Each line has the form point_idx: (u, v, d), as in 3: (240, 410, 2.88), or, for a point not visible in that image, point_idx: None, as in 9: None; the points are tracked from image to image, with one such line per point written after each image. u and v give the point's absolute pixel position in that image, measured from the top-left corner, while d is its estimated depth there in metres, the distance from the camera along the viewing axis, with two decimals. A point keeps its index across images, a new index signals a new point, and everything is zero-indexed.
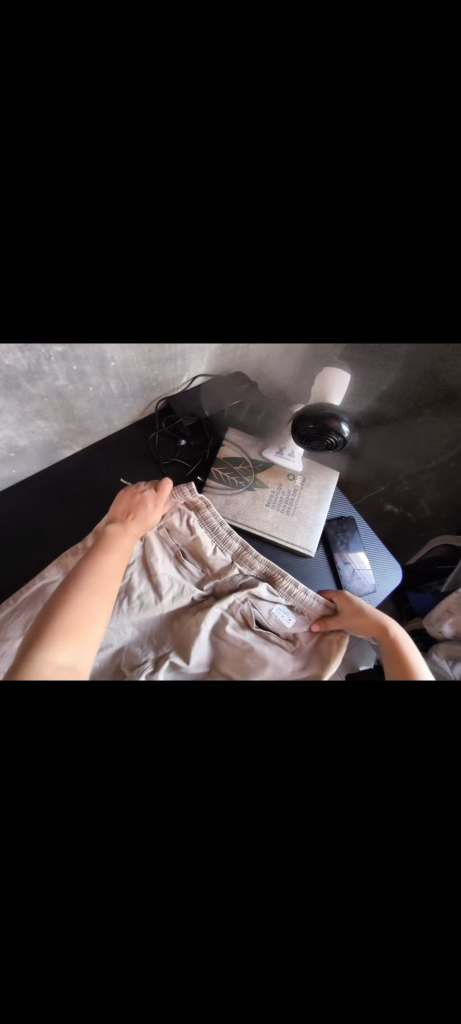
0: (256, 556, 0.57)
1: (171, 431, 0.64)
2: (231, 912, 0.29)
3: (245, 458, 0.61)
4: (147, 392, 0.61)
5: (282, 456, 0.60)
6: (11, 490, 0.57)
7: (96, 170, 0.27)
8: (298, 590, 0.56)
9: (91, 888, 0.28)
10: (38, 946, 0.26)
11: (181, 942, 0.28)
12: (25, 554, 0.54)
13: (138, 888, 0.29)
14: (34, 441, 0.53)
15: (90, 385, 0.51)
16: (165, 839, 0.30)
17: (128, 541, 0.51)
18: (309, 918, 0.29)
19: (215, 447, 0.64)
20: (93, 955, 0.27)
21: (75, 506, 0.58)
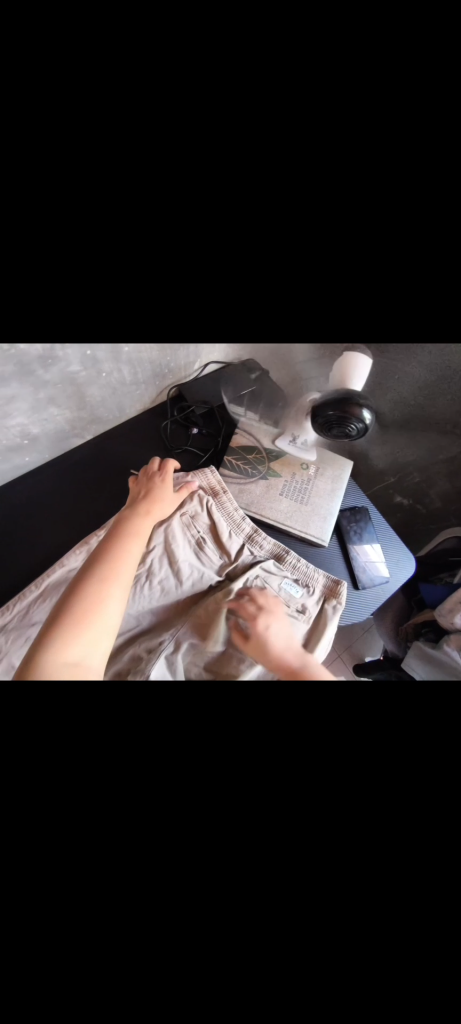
0: (264, 536, 0.57)
1: (183, 420, 0.64)
2: (248, 892, 0.30)
3: (258, 448, 0.60)
4: (158, 379, 0.60)
5: (296, 444, 0.58)
6: (27, 477, 0.56)
7: (113, 158, 0.26)
8: (301, 565, 0.56)
9: (119, 862, 0.30)
10: (73, 904, 0.28)
11: (201, 924, 0.29)
12: (43, 541, 0.54)
13: (164, 864, 0.30)
14: (47, 429, 0.52)
15: (103, 372, 0.50)
16: (188, 817, 0.32)
17: (145, 521, 0.50)
18: (321, 899, 0.30)
19: (227, 436, 0.63)
20: (122, 922, 0.28)
21: (83, 493, 0.58)
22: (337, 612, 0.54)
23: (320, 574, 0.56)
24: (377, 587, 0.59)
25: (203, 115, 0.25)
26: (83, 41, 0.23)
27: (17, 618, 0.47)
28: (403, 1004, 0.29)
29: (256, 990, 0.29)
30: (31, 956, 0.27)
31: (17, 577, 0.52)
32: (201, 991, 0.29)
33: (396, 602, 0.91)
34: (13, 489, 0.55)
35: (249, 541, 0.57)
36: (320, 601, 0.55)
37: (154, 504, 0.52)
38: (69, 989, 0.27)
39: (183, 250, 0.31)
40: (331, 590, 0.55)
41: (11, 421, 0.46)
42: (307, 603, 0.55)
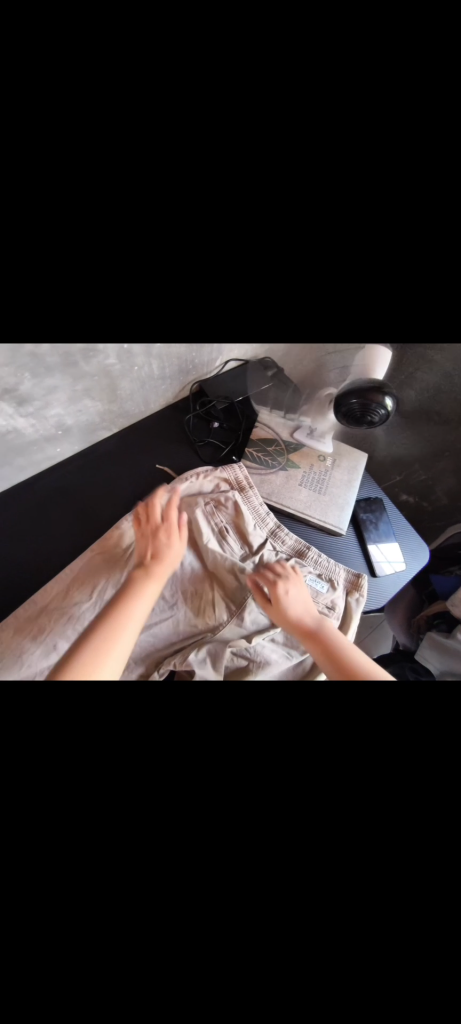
0: (286, 533, 0.57)
1: (204, 416, 0.63)
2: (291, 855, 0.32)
3: (277, 440, 0.62)
4: (183, 376, 0.61)
5: (313, 436, 0.61)
6: (54, 469, 0.58)
7: (170, 175, 0.28)
8: (323, 560, 0.56)
9: (170, 832, 0.32)
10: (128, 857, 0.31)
11: (244, 889, 0.31)
12: (70, 533, 0.56)
13: (210, 834, 0.32)
14: (80, 422, 0.54)
15: (135, 366, 0.52)
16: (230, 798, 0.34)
17: (152, 587, 0.47)
18: (364, 868, 0.32)
19: (247, 430, 0.63)
20: (174, 880, 0.31)
21: (112, 488, 0.59)
22: (361, 602, 0.54)
23: (341, 571, 0.56)
24: (395, 574, 0.61)
25: (253, 132, 0.27)
26: (146, 56, 0.25)
27: (54, 611, 0.48)
28: (438, 974, 0.30)
29: (302, 958, 0.30)
30: (108, 900, 0.30)
31: (46, 569, 0.53)
32: (250, 950, 0.30)
33: (407, 595, 0.93)
34: (41, 481, 0.57)
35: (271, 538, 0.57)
36: (343, 598, 0.55)
37: (161, 565, 0.49)
38: (126, 934, 0.29)
39: (224, 256, 0.33)
40: (353, 582, 0.55)
41: (49, 413, 0.49)
42: (335, 600, 0.54)
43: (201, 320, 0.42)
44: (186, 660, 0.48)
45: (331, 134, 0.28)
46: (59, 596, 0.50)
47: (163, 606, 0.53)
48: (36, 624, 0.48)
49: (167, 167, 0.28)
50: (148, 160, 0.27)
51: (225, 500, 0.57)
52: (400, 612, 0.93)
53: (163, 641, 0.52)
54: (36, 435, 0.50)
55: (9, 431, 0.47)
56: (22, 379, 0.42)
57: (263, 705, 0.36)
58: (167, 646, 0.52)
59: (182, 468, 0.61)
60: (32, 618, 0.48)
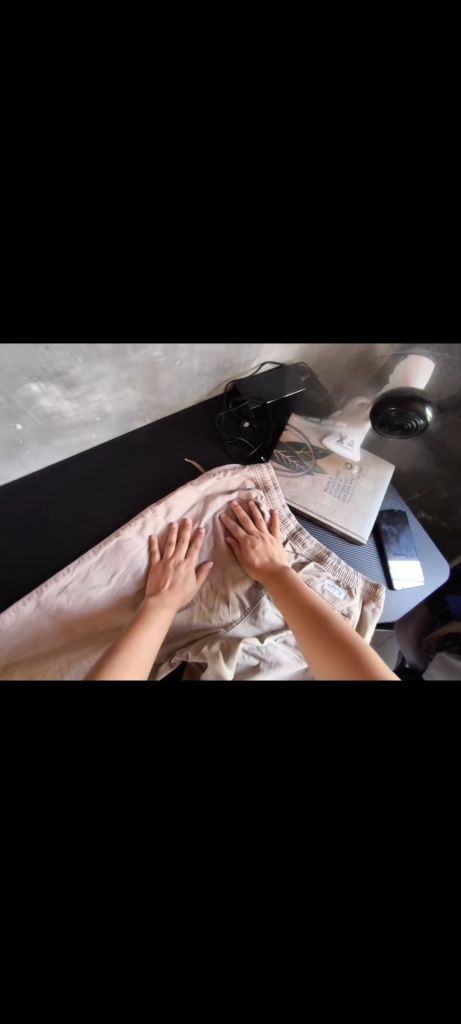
0: (308, 536, 0.58)
1: (236, 415, 0.64)
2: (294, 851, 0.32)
3: (306, 443, 0.62)
4: (220, 374, 0.61)
5: (342, 445, 0.61)
6: (86, 455, 0.59)
7: (244, 176, 0.29)
8: (342, 566, 0.56)
9: (179, 813, 0.33)
10: (139, 831, 0.32)
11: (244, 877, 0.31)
12: (91, 515, 0.56)
13: (219, 821, 0.33)
14: (118, 410, 0.56)
15: (178, 361, 0.53)
16: (239, 785, 0.35)
17: (166, 616, 0.49)
18: (370, 876, 0.32)
19: (277, 432, 0.64)
20: (182, 857, 0.32)
21: (140, 477, 0.60)
22: (376, 612, 0.54)
23: (360, 578, 0.56)
24: (413, 589, 0.60)
25: (329, 134, 0.28)
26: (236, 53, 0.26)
27: (78, 640, 0.51)
28: (440, 1001, 0.29)
29: (304, 960, 0.30)
30: (116, 873, 0.30)
31: (65, 551, 0.53)
32: (253, 946, 0.30)
33: (420, 613, 0.92)
34: (72, 465, 0.58)
35: (292, 540, 0.58)
36: (360, 605, 0.55)
37: (174, 599, 0.52)
38: (131, 915, 0.29)
39: (275, 262, 0.35)
40: (370, 591, 0.55)
41: (92, 398, 0.50)
42: (351, 608, 0.53)
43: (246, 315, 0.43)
44: (198, 653, 0.48)
45: (404, 140, 0.28)
46: (82, 620, 0.51)
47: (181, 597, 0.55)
48: (60, 649, 0.50)
49: (242, 162, 0.29)
50: (225, 154, 0.28)
51: (246, 499, 0.59)
52: (411, 629, 0.91)
53: (179, 627, 0.54)
54: (75, 419, 0.52)
55: (52, 411, 0.48)
56: (74, 362, 0.44)
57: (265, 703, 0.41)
58: (182, 632, 0.54)
59: (208, 465, 0.62)
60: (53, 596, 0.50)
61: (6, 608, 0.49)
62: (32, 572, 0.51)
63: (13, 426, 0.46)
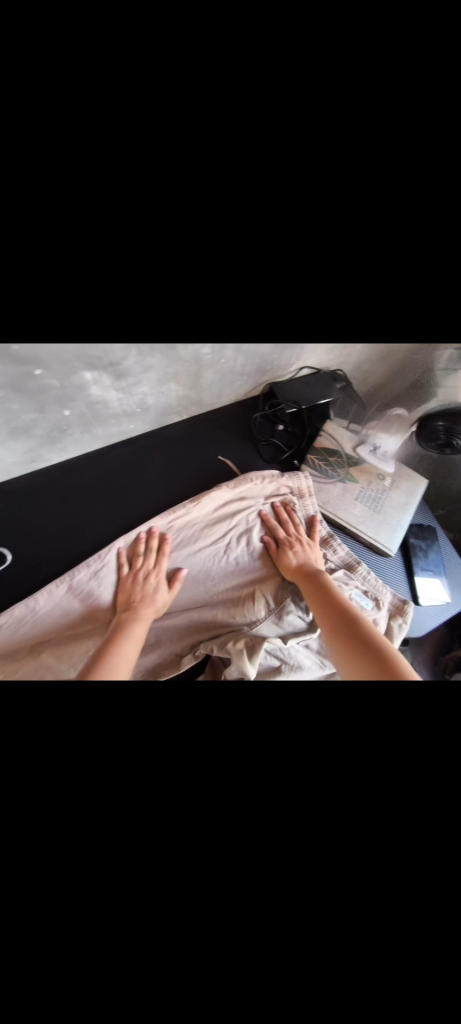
0: (340, 544, 0.57)
1: (270, 417, 0.64)
2: (325, 867, 0.30)
3: (339, 451, 0.61)
4: (259, 375, 0.62)
5: (376, 455, 0.60)
6: (125, 444, 0.61)
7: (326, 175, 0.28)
8: (371, 577, 0.55)
9: (201, 838, 0.31)
10: (159, 842, 0.30)
11: (269, 892, 0.29)
12: (128, 504, 0.57)
13: (244, 847, 0.31)
14: (158, 404, 0.56)
15: (223, 360, 0.53)
16: (268, 812, 0.32)
17: (141, 626, 0.47)
18: (406, 930, 0.28)
19: (311, 437, 0.63)
20: (202, 882, 0.29)
21: (174, 474, 0.61)
22: (403, 629, 0.52)
23: (388, 592, 0.55)
24: (438, 608, 0.58)
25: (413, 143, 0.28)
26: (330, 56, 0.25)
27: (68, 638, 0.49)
28: None
29: (327, 1007, 0.27)
30: (132, 887, 0.29)
31: (100, 536, 0.55)
32: (277, 994, 0.27)
33: (437, 632, 0.90)
34: (111, 453, 0.60)
35: (323, 548, 0.57)
36: (386, 619, 0.53)
37: (147, 611, 0.49)
38: (149, 927, 0.28)
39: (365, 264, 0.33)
40: (397, 606, 0.54)
41: (136, 390, 0.51)
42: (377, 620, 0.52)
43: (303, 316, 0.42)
44: (223, 648, 0.48)
45: None
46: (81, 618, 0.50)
47: (209, 592, 0.55)
48: (55, 644, 0.48)
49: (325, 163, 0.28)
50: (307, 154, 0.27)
51: (282, 502, 0.58)
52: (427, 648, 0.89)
53: (203, 622, 0.53)
54: (119, 408, 0.53)
55: (99, 399, 0.49)
56: (127, 356, 0.45)
57: (310, 706, 0.34)
58: (206, 628, 0.53)
59: (245, 467, 0.62)
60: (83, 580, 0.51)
61: (38, 588, 0.50)
62: (67, 553, 0.53)
63: (61, 411, 0.48)
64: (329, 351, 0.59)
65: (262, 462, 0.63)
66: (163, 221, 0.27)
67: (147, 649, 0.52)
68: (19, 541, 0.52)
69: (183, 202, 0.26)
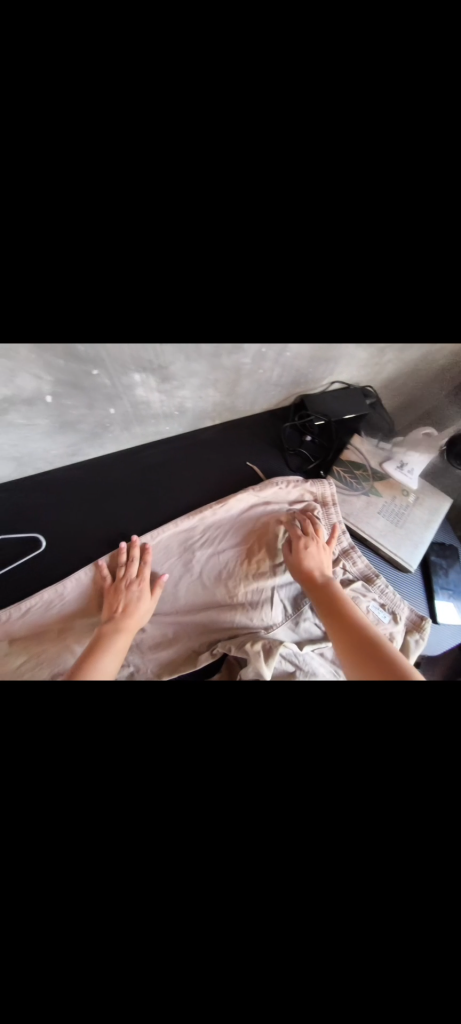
0: (360, 556, 0.58)
1: (298, 428, 0.66)
2: (349, 878, 0.29)
3: (365, 464, 0.62)
4: (292, 387, 0.64)
5: (402, 471, 0.60)
6: (159, 444, 0.63)
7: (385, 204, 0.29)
8: (390, 591, 0.55)
9: (216, 849, 0.29)
10: (171, 847, 0.29)
11: (290, 901, 0.28)
12: (158, 502, 0.60)
13: (260, 865, 0.29)
14: (195, 407, 0.59)
15: (261, 370, 0.55)
16: (286, 826, 0.30)
17: (120, 640, 0.45)
18: (427, 971, 0.27)
19: (337, 450, 0.65)
20: (215, 896, 0.28)
21: (202, 475, 0.63)
22: (419, 645, 0.52)
23: (405, 606, 0.55)
24: (457, 628, 0.58)
25: None
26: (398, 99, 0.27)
27: (55, 636, 0.49)
28: None
29: None
30: (143, 888, 0.28)
31: (130, 530, 0.57)
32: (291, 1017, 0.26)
33: (453, 656, 0.88)
34: (145, 452, 0.62)
35: (343, 557, 0.57)
36: (402, 634, 0.54)
37: (130, 622, 0.47)
38: (161, 933, 0.27)
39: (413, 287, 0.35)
40: (415, 622, 0.54)
41: (178, 394, 0.54)
42: (394, 633, 0.53)
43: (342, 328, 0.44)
44: (240, 649, 0.49)
45: None
46: (75, 617, 0.51)
47: (229, 600, 0.54)
48: (50, 641, 0.48)
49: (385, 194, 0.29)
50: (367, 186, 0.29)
51: (306, 509, 0.60)
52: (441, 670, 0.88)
53: (223, 624, 0.53)
54: (160, 410, 0.56)
55: (144, 400, 0.52)
56: (174, 362, 0.47)
57: (334, 704, 0.34)
58: (225, 629, 0.53)
59: (270, 473, 0.64)
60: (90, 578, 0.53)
61: (67, 575, 0.53)
62: (99, 544, 0.56)
63: (107, 409, 0.51)
64: (362, 367, 0.61)
65: (287, 469, 0.65)
66: (242, 231, 0.28)
67: (165, 643, 0.53)
68: (54, 525, 0.55)
69: (264, 212, 0.27)
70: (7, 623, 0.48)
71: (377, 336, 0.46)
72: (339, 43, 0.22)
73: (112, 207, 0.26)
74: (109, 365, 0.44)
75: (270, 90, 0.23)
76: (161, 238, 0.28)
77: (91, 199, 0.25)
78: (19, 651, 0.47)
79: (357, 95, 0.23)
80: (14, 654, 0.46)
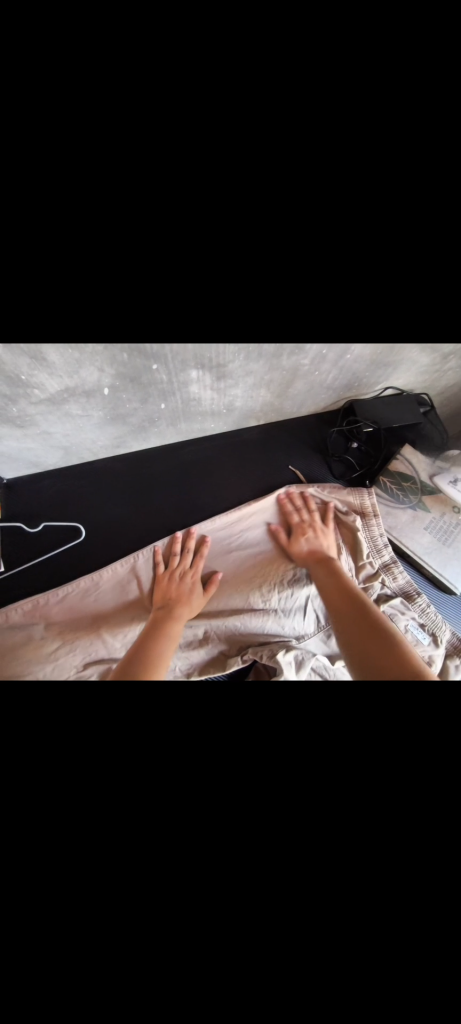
0: (401, 571, 0.54)
1: (345, 434, 0.64)
2: (411, 944, 0.24)
3: (413, 474, 0.58)
4: (343, 391, 0.61)
5: (455, 487, 0.54)
6: (206, 443, 0.63)
7: None
8: (431, 611, 0.52)
9: (251, 912, 0.25)
10: (190, 913, 0.24)
11: (341, 963, 0.24)
12: (198, 499, 0.59)
13: (305, 938, 0.24)
14: (244, 406, 0.57)
15: (317, 372, 0.53)
16: (340, 882, 0.25)
17: (175, 625, 0.46)
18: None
19: (384, 460, 0.62)
20: (252, 957, 0.24)
21: (243, 474, 0.62)
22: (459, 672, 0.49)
23: (446, 628, 0.52)
24: None
25: None
26: None
27: (86, 627, 0.49)
28: None
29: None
30: (163, 944, 0.24)
31: (169, 525, 0.57)
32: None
33: None
34: (189, 448, 0.62)
35: (383, 570, 0.54)
36: (442, 657, 0.51)
37: (182, 609, 0.49)
38: (191, 1000, 0.23)
39: None
40: (456, 645, 0.51)
41: (231, 391, 0.53)
42: (433, 655, 0.50)
43: (414, 329, 0.42)
44: (272, 657, 0.47)
45: None
46: (107, 613, 0.50)
47: (264, 610, 0.51)
48: (83, 632, 0.48)
49: None
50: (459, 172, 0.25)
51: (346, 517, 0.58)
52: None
53: (255, 631, 0.51)
54: (210, 407, 0.55)
55: (195, 396, 0.51)
56: (234, 362, 0.46)
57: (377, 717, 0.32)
58: (257, 639, 0.51)
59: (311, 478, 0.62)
60: (124, 572, 0.53)
61: (104, 565, 0.53)
62: (139, 537, 0.56)
63: (158, 405, 0.50)
64: (419, 375, 0.58)
65: (331, 476, 0.63)
66: (326, 228, 0.27)
67: (197, 645, 0.51)
68: (95, 516, 0.56)
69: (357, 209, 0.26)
70: (46, 606, 0.49)
71: (449, 337, 0.43)
72: (444, 34, 0.22)
73: (207, 204, 0.25)
74: (168, 360, 0.43)
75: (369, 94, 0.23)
76: (256, 240, 0.28)
77: (183, 193, 0.24)
78: (54, 635, 0.47)
79: None
80: (50, 639, 0.47)
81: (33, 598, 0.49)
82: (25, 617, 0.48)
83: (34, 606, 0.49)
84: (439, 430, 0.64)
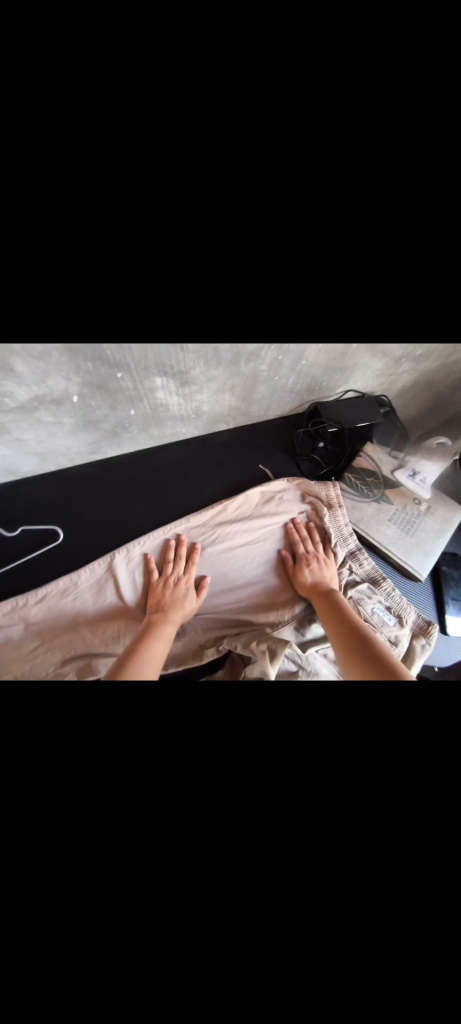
0: (366, 558, 0.57)
1: (311, 434, 0.68)
2: (366, 900, 0.26)
3: (376, 471, 0.63)
4: (306, 394, 0.65)
5: (414, 480, 0.61)
6: (179, 446, 0.66)
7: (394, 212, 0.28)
8: (396, 595, 0.54)
9: (206, 881, 0.26)
10: (144, 883, 0.25)
11: (289, 913, 0.25)
12: (172, 500, 0.62)
13: (259, 901, 0.25)
14: (212, 410, 0.61)
15: (277, 377, 0.57)
16: (293, 833, 0.27)
17: (169, 632, 0.47)
18: (425, 992, 0.24)
19: (349, 457, 0.66)
20: (207, 923, 0.25)
21: (216, 475, 0.65)
22: (425, 650, 0.52)
23: (411, 611, 0.54)
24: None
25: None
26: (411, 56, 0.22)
27: (64, 630, 0.50)
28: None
29: None
30: (116, 921, 0.24)
31: (144, 525, 0.59)
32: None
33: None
34: (163, 453, 0.65)
35: (350, 558, 0.57)
36: (408, 638, 0.53)
37: (176, 611, 0.49)
38: (142, 970, 0.24)
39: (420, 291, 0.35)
40: (422, 626, 0.53)
41: (197, 397, 0.56)
42: (399, 637, 0.52)
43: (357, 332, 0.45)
44: (246, 647, 0.49)
45: None
46: (84, 615, 0.52)
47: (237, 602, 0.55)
48: (63, 635, 0.50)
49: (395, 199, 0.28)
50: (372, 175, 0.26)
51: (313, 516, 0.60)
52: None
53: (230, 619, 0.54)
54: (178, 412, 0.58)
55: (163, 402, 0.54)
56: (196, 369, 0.50)
57: (337, 695, 0.34)
58: (234, 629, 0.54)
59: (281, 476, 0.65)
60: (101, 574, 0.54)
61: (81, 567, 0.55)
62: (115, 537, 0.58)
63: (128, 411, 0.53)
64: (376, 377, 0.62)
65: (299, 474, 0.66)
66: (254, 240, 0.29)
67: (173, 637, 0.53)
68: (71, 518, 0.58)
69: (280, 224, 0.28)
70: (24, 609, 0.50)
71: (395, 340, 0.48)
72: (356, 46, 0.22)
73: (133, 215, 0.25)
74: (135, 369, 0.46)
75: (277, 95, 0.23)
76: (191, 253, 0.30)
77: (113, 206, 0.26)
78: (34, 636, 0.49)
79: (366, 98, 0.23)
80: (30, 641, 0.49)
81: (12, 602, 0.50)
82: (4, 620, 0.49)
83: (13, 609, 0.50)
84: (399, 429, 0.68)
